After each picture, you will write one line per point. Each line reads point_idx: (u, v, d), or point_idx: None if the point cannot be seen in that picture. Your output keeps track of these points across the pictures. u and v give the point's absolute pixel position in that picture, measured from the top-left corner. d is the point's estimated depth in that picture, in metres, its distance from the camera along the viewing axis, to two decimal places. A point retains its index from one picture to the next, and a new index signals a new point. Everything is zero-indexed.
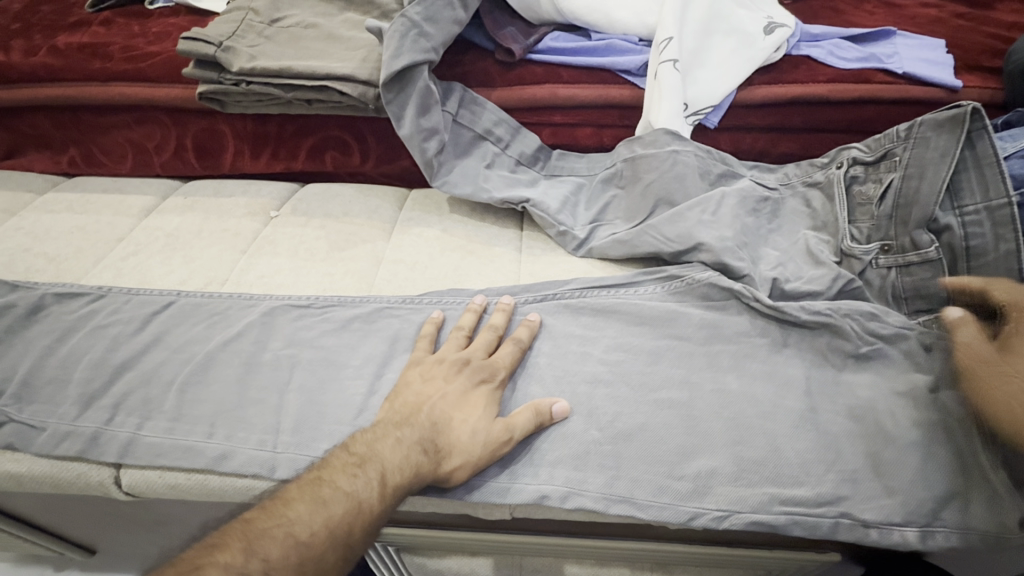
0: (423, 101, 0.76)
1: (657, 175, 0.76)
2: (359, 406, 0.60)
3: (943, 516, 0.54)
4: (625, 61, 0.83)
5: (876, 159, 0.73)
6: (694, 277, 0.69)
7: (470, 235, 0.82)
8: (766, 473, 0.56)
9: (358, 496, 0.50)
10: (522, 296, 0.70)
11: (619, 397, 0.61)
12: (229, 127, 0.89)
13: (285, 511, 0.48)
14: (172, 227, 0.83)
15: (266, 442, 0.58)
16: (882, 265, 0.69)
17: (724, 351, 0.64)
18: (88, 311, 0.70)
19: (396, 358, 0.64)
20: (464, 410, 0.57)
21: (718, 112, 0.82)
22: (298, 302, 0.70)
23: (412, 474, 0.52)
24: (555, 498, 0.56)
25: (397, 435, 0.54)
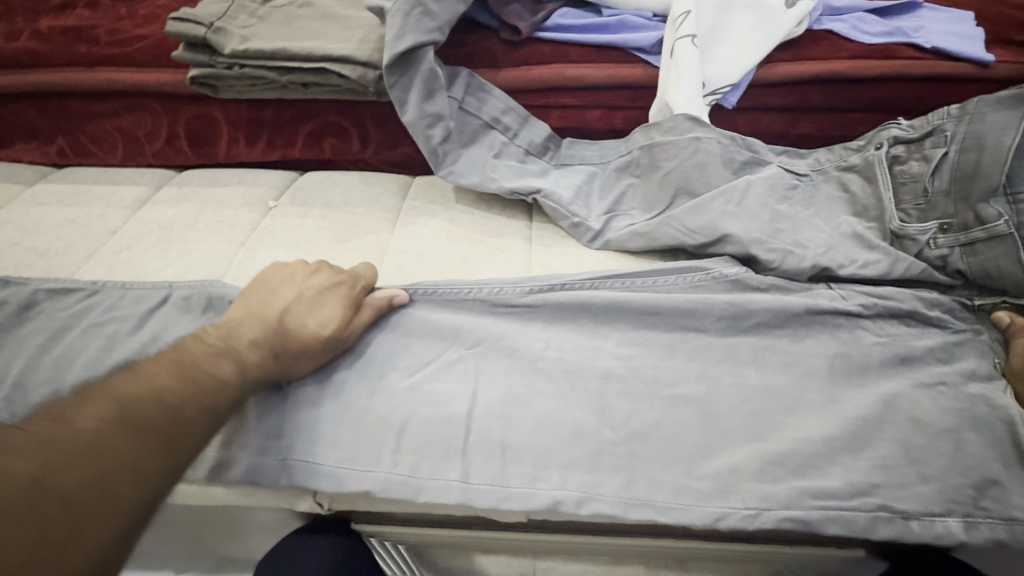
0: (428, 86, 0.72)
1: (677, 163, 0.72)
2: (360, 407, 0.57)
3: (982, 505, 0.52)
4: (637, 39, 0.79)
5: (921, 135, 0.70)
6: (721, 271, 0.67)
7: (477, 226, 0.79)
8: (792, 468, 0.54)
9: (218, 372, 0.50)
10: (531, 283, 0.66)
11: (632, 393, 0.58)
12: (224, 114, 0.85)
13: (141, 377, 0.47)
14: (167, 219, 0.80)
15: (266, 448, 0.56)
16: (942, 245, 0.66)
17: (745, 342, 0.62)
18: (81, 308, 0.66)
19: (398, 356, 0.61)
20: (319, 309, 0.58)
21: (737, 92, 0.78)
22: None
23: (271, 364, 0.54)
24: (570, 504, 0.53)
25: (257, 333, 0.55)
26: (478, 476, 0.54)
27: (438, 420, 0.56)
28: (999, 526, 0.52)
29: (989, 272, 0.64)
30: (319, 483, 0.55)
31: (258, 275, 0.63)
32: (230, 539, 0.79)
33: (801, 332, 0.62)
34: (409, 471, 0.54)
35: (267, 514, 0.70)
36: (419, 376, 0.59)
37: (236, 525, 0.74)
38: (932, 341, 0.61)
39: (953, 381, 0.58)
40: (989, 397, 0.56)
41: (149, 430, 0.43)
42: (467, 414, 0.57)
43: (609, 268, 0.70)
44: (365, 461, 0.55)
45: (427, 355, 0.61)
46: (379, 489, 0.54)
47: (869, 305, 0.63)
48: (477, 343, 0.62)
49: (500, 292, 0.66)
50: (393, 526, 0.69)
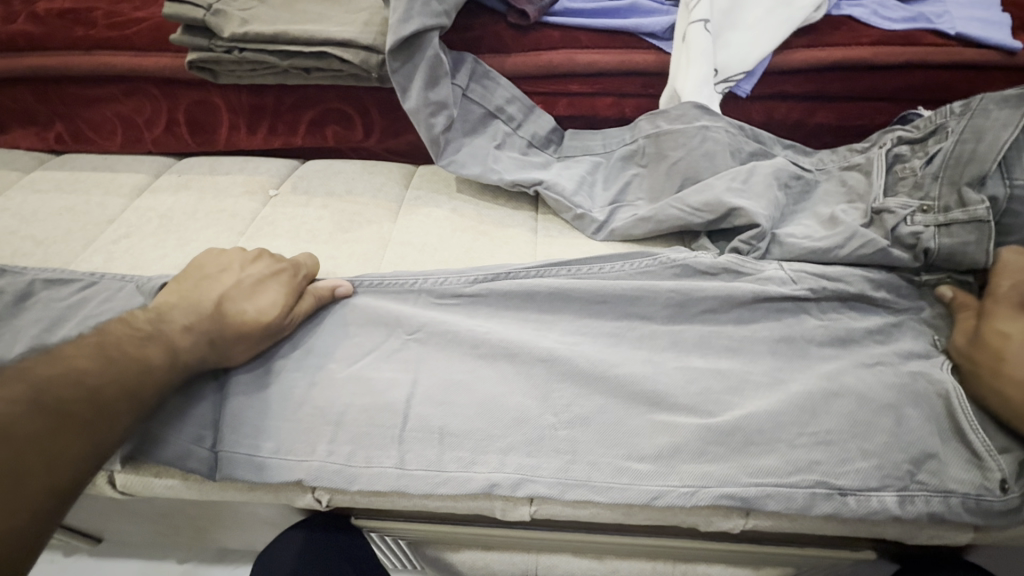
0: (432, 73, 0.70)
1: (684, 152, 0.69)
2: (297, 400, 0.55)
3: (919, 479, 0.51)
4: (649, 24, 0.76)
5: (924, 135, 0.67)
6: (669, 257, 0.64)
7: (481, 217, 0.77)
8: (732, 445, 0.52)
9: (148, 357, 0.49)
10: (475, 273, 0.63)
11: (580, 379, 0.56)
12: (224, 100, 0.83)
13: (62, 361, 0.45)
14: (167, 207, 0.79)
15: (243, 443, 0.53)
16: (916, 224, 0.62)
17: (738, 330, 0.59)
18: (77, 299, 0.65)
19: (348, 344, 0.59)
20: (256, 296, 0.57)
21: (751, 79, 0.75)
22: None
23: (202, 350, 0.53)
24: (506, 486, 0.52)
25: (191, 319, 0.53)
26: (413, 464, 0.53)
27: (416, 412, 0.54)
28: (934, 499, 0.50)
29: (954, 255, 0.60)
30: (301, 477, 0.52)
31: (193, 261, 0.62)
32: (230, 531, 0.79)
33: (783, 322, 0.59)
34: (345, 461, 0.53)
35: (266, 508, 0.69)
36: (358, 364, 0.57)
37: (232, 518, 0.73)
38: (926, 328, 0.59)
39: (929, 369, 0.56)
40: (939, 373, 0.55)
41: (75, 408, 0.43)
42: (407, 401, 0.55)
43: (558, 258, 0.66)
44: (299, 452, 0.54)
45: (371, 342, 0.59)
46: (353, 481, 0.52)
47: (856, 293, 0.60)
48: (418, 329, 0.59)
49: (475, 280, 0.63)
50: (393, 521, 0.68)
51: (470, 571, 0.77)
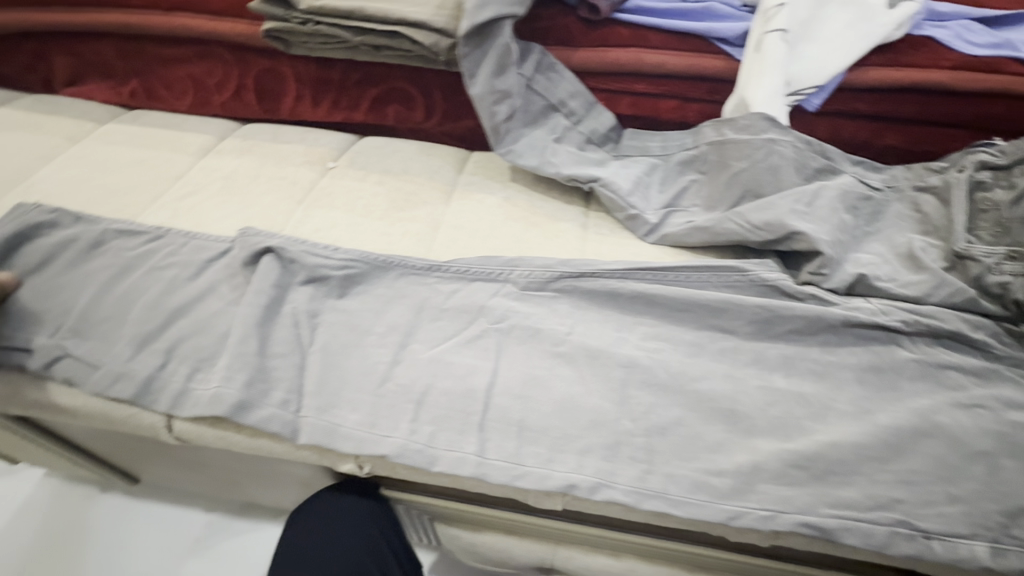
0: (501, 61, 0.70)
1: (748, 164, 0.68)
2: (382, 374, 0.57)
3: (1011, 533, 0.49)
4: (722, 29, 0.75)
5: (1011, 162, 0.65)
6: (761, 275, 0.63)
7: (533, 208, 0.78)
8: (813, 472, 0.51)
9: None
10: (562, 268, 0.65)
11: (654, 386, 0.57)
12: (292, 70, 0.85)
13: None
14: (230, 170, 0.81)
15: (289, 403, 0.55)
16: (1005, 272, 0.60)
17: (772, 348, 0.60)
18: (143, 250, 0.68)
19: (421, 330, 0.61)
20: None
21: (822, 94, 0.74)
22: (319, 250, 0.64)
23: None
24: (584, 488, 0.51)
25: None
26: (494, 453, 0.52)
27: (459, 395, 0.55)
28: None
29: None
30: (349, 449, 0.53)
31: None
32: (262, 485, 0.82)
33: (839, 346, 0.59)
34: (428, 442, 0.53)
35: (300, 468, 0.72)
36: (412, 346, 0.59)
37: (267, 473, 0.75)
38: (987, 367, 0.57)
39: (993, 404, 0.54)
40: None
41: None
42: (487, 390, 0.56)
43: (646, 261, 0.67)
44: (383, 427, 0.53)
45: (452, 329, 0.61)
46: (397, 455, 0.52)
47: (910, 322, 0.59)
48: (503, 320, 0.61)
49: (527, 277, 0.64)
50: (423, 495, 0.71)
51: (487, 552, 0.78)
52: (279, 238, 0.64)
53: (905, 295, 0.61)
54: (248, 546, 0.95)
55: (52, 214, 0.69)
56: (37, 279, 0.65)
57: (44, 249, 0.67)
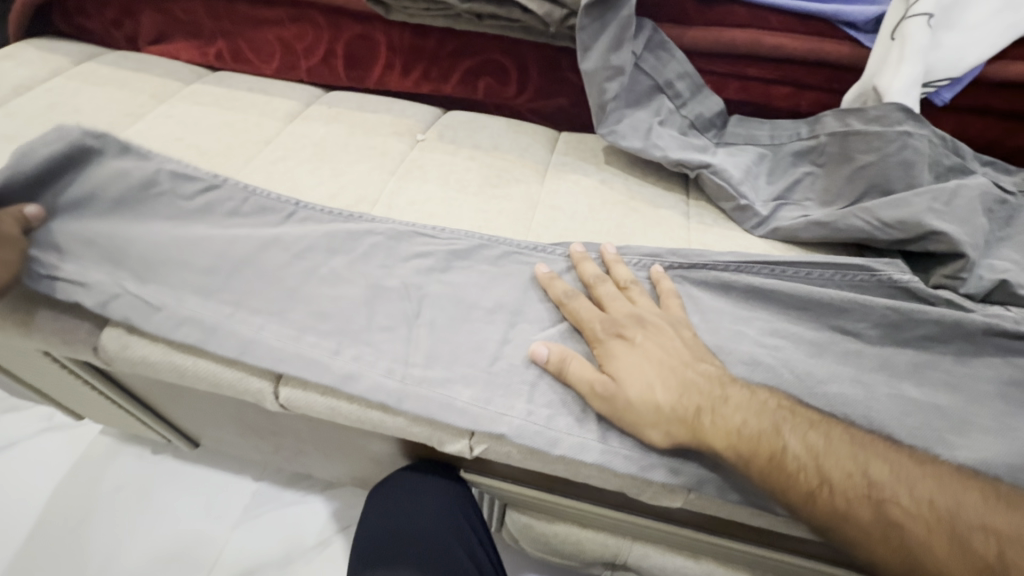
0: (620, 35, 0.67)
1: (877, 157, 0.64)
2: (494, 353, 0.55)
3: None
4: (851, 12, 0.69)
5: None
6: (891, 276, 0.59)
7: (632, 193, 0.74)
8: None
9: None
10: (672, 258, 0.63)
11: (779, 385, 0.54)
12: (385, 37, 0.82)
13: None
14: (319, 136, 0.80)
15: (402, 376, 0.53)
16: None
17: (900, 354, 0.56)
18: (202, 199, 0.64)
19: (529, 309, 0.59)
20: None
21: (954, 88, 0.69)
22: (427, 231, 0.65)
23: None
24: (713, 487, 0.50)
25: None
26: (616, 442, 0.50)
27: None
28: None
29: None
30: (464, 427, 0.51)
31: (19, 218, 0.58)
32: (332, 458, 0.81)
33: (976, 357, 0.56)
34: (546, 425, 0.50)
35: (382, 444, 0.71)
36: (521, 325, 0.57)
37: (343, 446, 0.74)
38: None
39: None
40: None
41: None
42: None
43: (759, 253, 0.64)
44: (500, 407, 0.51)
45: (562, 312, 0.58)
46: (514, 435, 0.50)
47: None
48: None
49: (636, 265, 0.63)
50: (504, 483, 0.69)
51: (558, 544, 0.76)
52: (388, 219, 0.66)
53: None
54: (306, 516, 0.94)
55: (98, 138, 0.62)
56: (107, 223, 0.61)
57: (94, 181, 0.61)
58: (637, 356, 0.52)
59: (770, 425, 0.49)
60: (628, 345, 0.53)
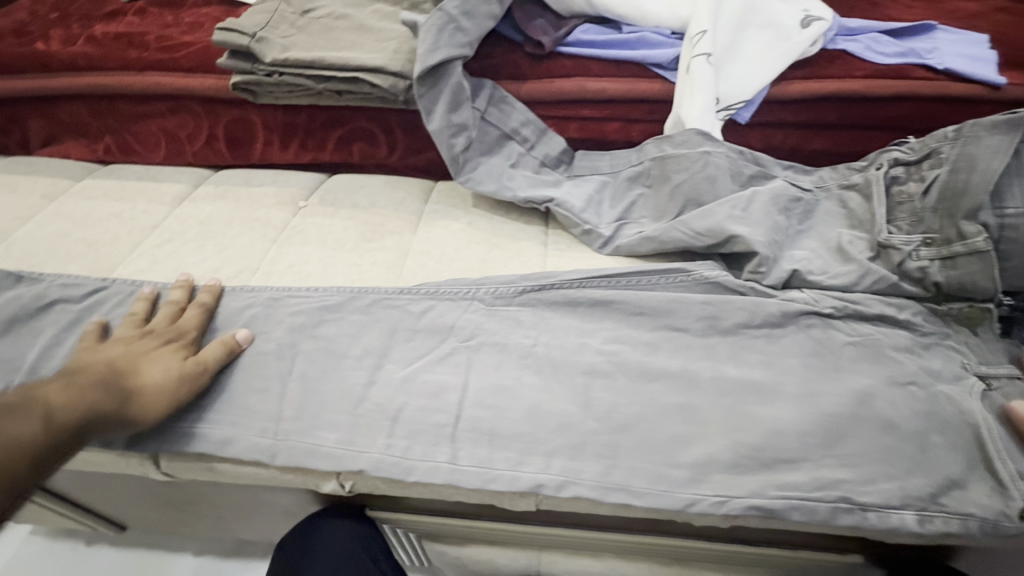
0: (455, 97, 0.76)
1: (688, 175, 0.74)
2: (358, 396, 0.60)
3: (941, 502, 0.50)
4: (655, 55, 0.82)
5: (920, 157, 0.69)
6: (702, 274, 0.68)
7: (495, 231, 0.82)
8: (762, 461, 0.53)
9: (106, 402, 0.52)
10: (524, 283, 0.70)
11: (617, 388, 0.59)
12: (259, 117, 0.90)
13: (8, 413, 0.47)
14: (205, 215, 0.85)
15: (267, 430, 0.57)
16: (922, 258, 0.64)
17: (723, 342, 0.63)
18: (91, 302, 0.70)
19: (395, 349, 0.65)
20: (151, 358, 0.57)
21: (750, 108, 0.81)
22: (301, 291, 0.71)
23: (86, 409, 0.50)
24: (551, 487, 0.54)
25: (75, 383, 0.52)
26: (465, 460, 0.56)
27: (433, 409, 0.58)
28: (952, 520, 0.50)
29: (964, 285, 0.62)
30: (328, 467, 0.56)
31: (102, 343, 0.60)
32: (251, 520, 0.83)
33: (776, 337, 0.63)
34: (403, 454, 0.56)
35: (288, 496, 0.74)
36: (385, 368, 0.63)
37: (253, 506, 0.78)
38: (918, 344, 0.61)
39: (922, 380, 0.57)
40: (956, 400, 0.55)
41: None
42: (458, 402, 0.59)
43: (600, 268, 0.72)
44: (360, 444, 0.56)
45: (425, 348, 0.65)
46: (373, 469, 0.56)
47: (839, 308, 0.63)
48: (472, 337, 0.65)
49: (494, 293, 0.70)
50: (405, 512, 0.73)
51: (473, 565, 0.80)
52: (269, 290, 0.71)
53: (835, 285, 0.66)
54: None
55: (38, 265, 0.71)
56: None
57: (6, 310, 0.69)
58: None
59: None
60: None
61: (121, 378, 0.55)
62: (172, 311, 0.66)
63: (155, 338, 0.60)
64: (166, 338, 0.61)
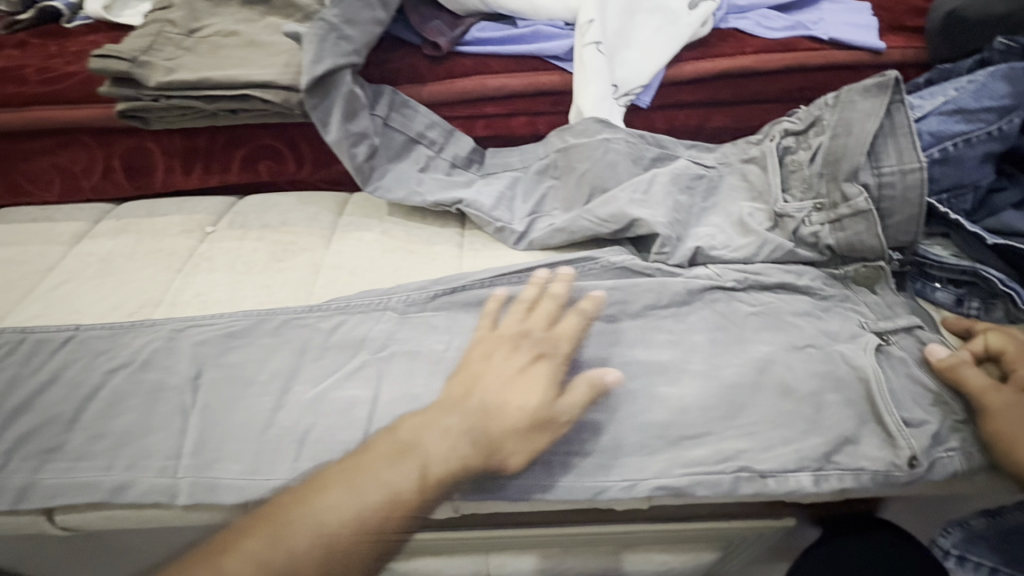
0: (349, 106, 0.74)
1: (590, 163, 0.75)
2: (265, 421, 0.58)
3: (836, 459, 0.52)
4: (551, 47, 0.82)
5: (806, 126, 0.72)
6: (609, 260, 0.69)
7: (410, 237, 0.81)
8: (668, 439, 0.54)
9: (426, 467, 0.47)
10: (436, 288, 0.69)
11: None
12: (157, 144, 0.87)
13: (361, 474, 0.47)
14: (105, 252, 0.81)
15: (166, 468, 0.55)
16: (814, 223, 0.66)
17: (634, 325, 0.63)
18: None
19: (304, 369, 0.63)
20: (520, 390, 0.52)
21: (649, 92, 0.82)
22: (205, 319, 0.68)
23: (457, 467, 0.48)
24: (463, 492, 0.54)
25: (446, 423, 0.50)
26: None
27: (342, 426, 0.57)
28: (847, 476, 0.52)
29: (853, 245, 0.65)
30: (231, 499, 0.54)
31: (468, 359, 0.57)
32: None
33: (683, 316, 0.63)
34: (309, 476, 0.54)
35: None
36: (294, 389, 0.61)
37: None
38: (817, 309, 0.62)
39: (820, 342, 0.59)
40: (849, 357, 0.57)
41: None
42: (368, 416, 0.58)
43: (512, 265, 0.72)
44: (264, 471, 0.55)
45: (336, 364, 0.63)
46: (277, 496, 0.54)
47: (740, 280, 0.65)
48: (385, 349, 0.64)
49: (406, 301, 0.69)
50: None
51: None
52: (173, 321, 0.68)
53: (736, 258, 0.68)
54: None
55: None
56: None
57: None
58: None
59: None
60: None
61: (486, 420, 0.50)
62: (553, 309, 0.59)
63: (526, 353, 0.55)
64: (542, 351, 0.55)
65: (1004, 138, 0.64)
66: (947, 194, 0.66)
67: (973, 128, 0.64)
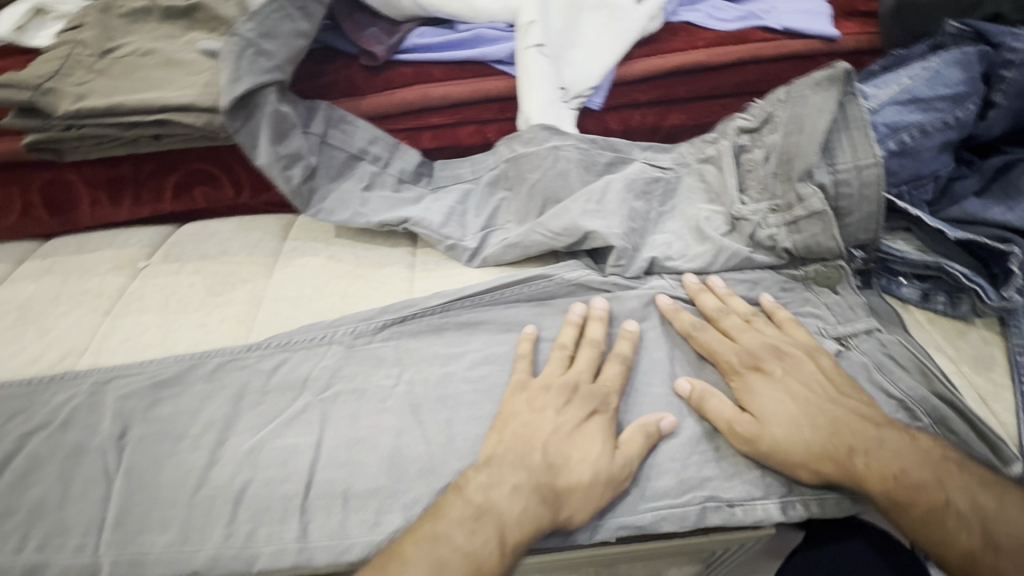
0: (278, 127, 0.69)
1: (541, 173, 0.72)
2: (196, 481, 0.53)
3: (801, 485, 0.51)
4: (494, 51, 0.79)
5: (759, 123, 0.69)
6: (563, 276, 0.65)
7: (359, 259, 0.76)
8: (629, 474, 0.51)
9: (504, 531, 0.47)
10: (385, 317, 0.65)
11: (482, 417, 0.56)
12: (79, 176, 0.81)
13: (434, 543, 0.46)
14: (24, 298, 0.75)
15: (86, 544, 0.51)
16: (771, 225, 0.64)
17: None
18: None
19: (242, 418, 0.58)
20: (581, 448, 0.51)
21: (600, 93, 0.79)
22: (131, 368, 0.62)
23: (535, 528, 0.47)
24: None
25: (514, 481, 0.49)
26: (317, 533, 0.50)
27: (281, 479, 0.53)
28: (813, 501, 0.51)
29: (810, 247, 0.62)
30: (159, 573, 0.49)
31: (514, 416, 0.54)
32: None
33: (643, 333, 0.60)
34: (244, 542, 0.50)
35: None
36: (232, 440, 0.56)
37: None
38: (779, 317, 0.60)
39: None
40: None
41: None
42: (311, 467, 0.53)
43: (463, 287, 0.67)
44: (194, 540, 0.50)
45: (277, 407, 0.58)
46: (210, 567, 0.49)
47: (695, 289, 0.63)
48: (328, 389, 0.59)
49: (352, 333, 0.64)
50: None
51: None
52: (97, 371, 0.62)
53: (692, 266, 0.65)
54: None
55: None
56: None
57: None
58: (782, 389, 0.53)
59: (823, 424, 0.50)
60: (769, 377, 0.54)
61: (555, 476, 0.50)
62: (571, 356, 0.58)
63: (581, 408, 0.54)
64: (594, 408, 0.54)
65: (961, 126, 0.62)
66: (906, 185, 0.64)
67: (929, 117, 0.62)
